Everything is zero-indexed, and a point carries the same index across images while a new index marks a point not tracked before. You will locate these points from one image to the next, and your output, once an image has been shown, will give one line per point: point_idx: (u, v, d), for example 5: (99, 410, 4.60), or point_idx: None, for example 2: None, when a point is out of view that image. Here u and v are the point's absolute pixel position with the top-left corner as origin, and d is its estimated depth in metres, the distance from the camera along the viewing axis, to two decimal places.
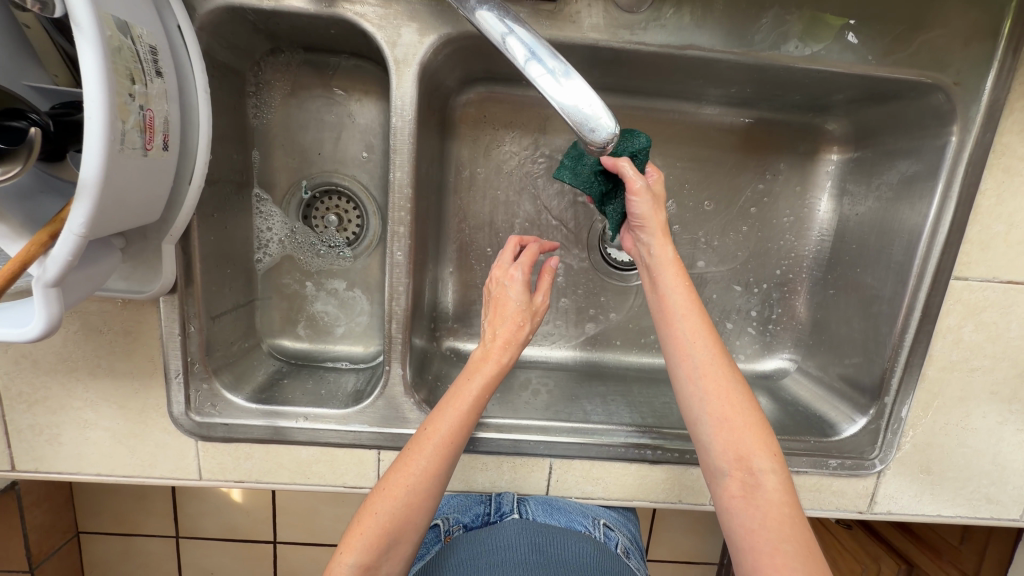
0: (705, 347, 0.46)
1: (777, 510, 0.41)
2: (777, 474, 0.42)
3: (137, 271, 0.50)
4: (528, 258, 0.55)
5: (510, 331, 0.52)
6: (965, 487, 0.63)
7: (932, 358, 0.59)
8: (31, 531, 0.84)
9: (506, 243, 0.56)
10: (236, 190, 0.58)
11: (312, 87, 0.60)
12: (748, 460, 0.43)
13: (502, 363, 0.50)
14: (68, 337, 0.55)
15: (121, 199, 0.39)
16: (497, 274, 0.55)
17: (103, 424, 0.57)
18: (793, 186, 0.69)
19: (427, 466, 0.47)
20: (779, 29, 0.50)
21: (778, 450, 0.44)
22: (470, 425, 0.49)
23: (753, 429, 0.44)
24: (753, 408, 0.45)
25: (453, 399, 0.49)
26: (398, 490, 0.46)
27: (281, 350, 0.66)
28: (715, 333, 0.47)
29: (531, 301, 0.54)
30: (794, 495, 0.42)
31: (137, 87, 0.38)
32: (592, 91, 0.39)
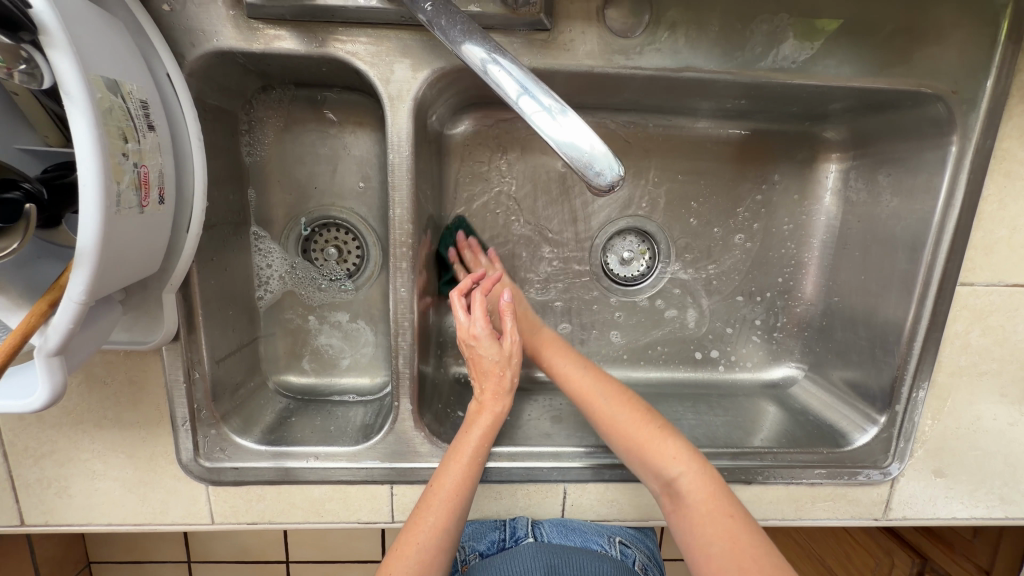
0: (588, 398, 0.55)
1: (697, 514, 0.48)
2: (686, 476, 0.50)
3: (138, 322, 0.50)
4: (480, 309, 0.55)
5: (495, 383, 0.56)
6: (979, 489, 0.63)
7: (940, 363, 0.59)
8: (42, 565, 0.84)
9: (453, 301, 0.56)
10: (234, 230, 0.58)
11: (305, 121, 0.60)
12: (660, 475, 0.51)
13: (497, 414, 0.55)
14: (72, 390, 0.54)
15: (120, 259, 0.39)
16: (461, 334, 0.56)
17: (112, 473, 0.56)
18: (793, 194, 0.69)
19: (434, 522, 0.49)
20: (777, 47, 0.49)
21: (679, 452, 0.51)
22: (472, 477, 0.52)
23: (653, 446, 0.51)
24: (645, 423, 0.52)
25: (453, 457, 0.53)
26: (409, 549, 0.48)
27: (288, 386, 0.65)
28: (598, 377, 0.56)
29: (502, 348, 0.55)
30: (712, 493, 0.49)
31: (130, 145, 0.38)
32: (592, 129, 0.35)
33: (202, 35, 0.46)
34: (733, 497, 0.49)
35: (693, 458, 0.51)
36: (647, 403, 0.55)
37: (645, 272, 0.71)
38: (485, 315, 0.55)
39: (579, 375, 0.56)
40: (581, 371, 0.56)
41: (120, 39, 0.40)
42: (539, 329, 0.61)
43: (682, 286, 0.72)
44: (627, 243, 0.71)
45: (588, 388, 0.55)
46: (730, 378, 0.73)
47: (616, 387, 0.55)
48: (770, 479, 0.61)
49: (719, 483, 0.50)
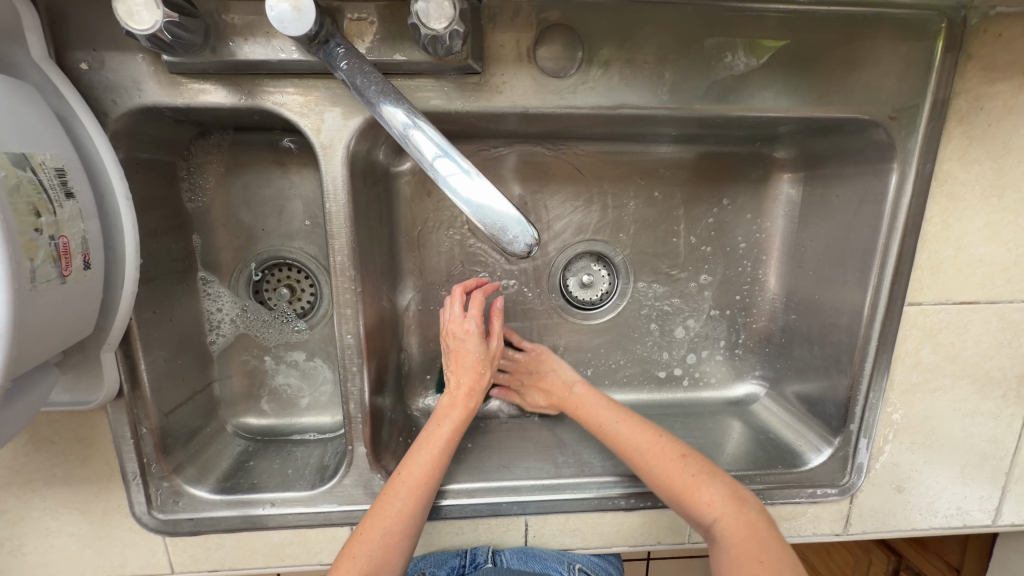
0: (624, 451, 0.56)
1: (728, 556, 0.48)
2: (722, 522, 0.50)
3: (79, 381, 0.49)
4: (478, 308, 0.58)
5: (472, 380, 0.57)
6: (936, 500, 0.64)
7: (894, 382, 0.59)
8: None
9: (453, 295, 0.58)
10: (179, 279, 0.57)
11: (248, 163, 0.59)
12: (698, 520, 0.52)
13: (469, 410, 0.55)
14: (19, 450, 0.53)
15: (39, 333, 0.38)
16: (451, 328, 0.58)
17: (67, 530, 0.56)
18: (746, 214, 0.70)
19: (402, 507, 0.49)
20: (711, 81, 0.49)
21: (714, 497, 0.51)
22: (442, 468, 0.52)
23: (684, 491, 0.52)
24: (679, 470, 0.53)
25: (425, 443, 0.53)
26: (375, 531, 0.48)
27: (247, 428, 0.65)
28: (630, 424, 0.57)
29: (488, 348, 0.58)
30: (747, 536, 0.48)
31: (44, 219, 0.37)
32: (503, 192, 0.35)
33: (125, 92, 0.45)
34: (773, 539, 0.48)
35: (729, 503, 0.50)
36: (685, 448, 0.55)
37: (605, 295, 0.71)
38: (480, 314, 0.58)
39: (615, 431, 0.57)
40: (616, 425, 0.57)
41: (32, 107, 0.39)
42: (570, 391, 0.62)
43: (642, 308, 0.71)
44: (585, 266, 0.71)
45: (623, 441, 0.56)
46: (694, 396, 0.73)
47: (651, 434, 0.56)
48: None
49: (758, 524, 0.49)
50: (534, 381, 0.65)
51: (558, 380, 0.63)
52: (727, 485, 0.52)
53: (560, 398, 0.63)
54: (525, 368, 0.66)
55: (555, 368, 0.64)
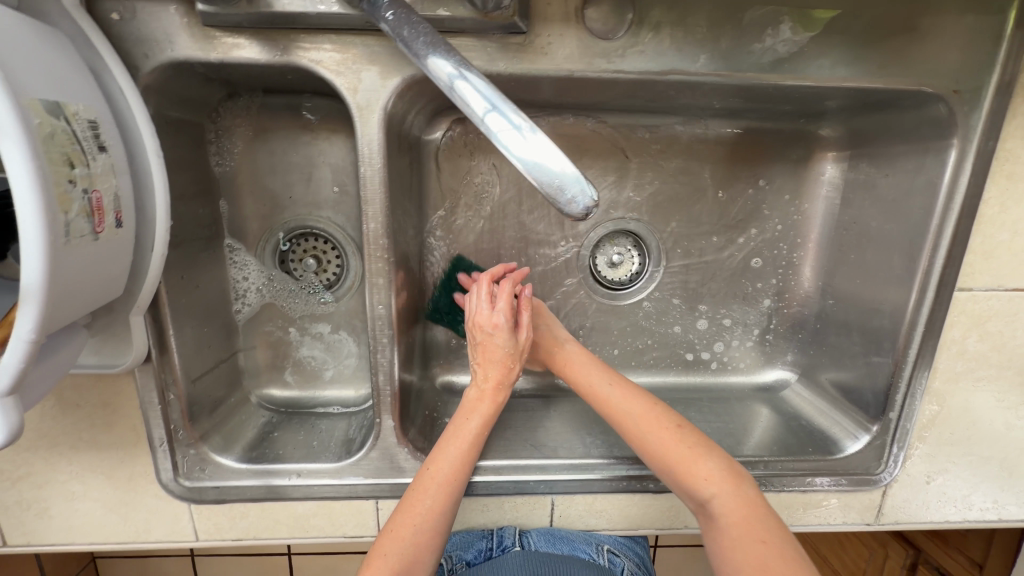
0: (614, 417, 0.53)
1: (729, 538, 0.45)
2: (720, 497, 0.47)
3: (108, 345, 0.48)
4: (507, 300, 0.56)
5: (500, 374, 0.55)
6: (973, 492, 0.62)
7: (937, 370, 0.57)
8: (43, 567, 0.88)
9: (480, 287, 0.57)
10: (206, 245, 0.56)
11: (275, 129, 0.57)
12: (692, 494, 0.49)
13: (498, 404, 0.54)
14: (45, 413, 0.53)
15: (73, 290, 0.37)
16: (478, 321, 0.56)
17: (93, 494, 0.56)
18: (785, 195, 0.67)
19: (432, 505, 0.48)
20: (766, 48, 0.47)
21: (712, 473, 0.48)
22: (471, 463, 0.51)
23: (683, 464, 0.49)
24: (674, 440, 0.50)
25: (453, 436, 0.52)
26: (406, 530, 0.47)
27: (271, 399, 0.64)
28: (627, 389, 0.54)
29: (518, 342, 0.56)
30: (747, 515, 0.46)
31: (77, 170, 0.36)
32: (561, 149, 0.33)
33: (157, 44, 0.43)
34: (774, 519, 0.46)
35: (726, 479, 0.48)
36: (678, 419, 0.52)
37: (635, 275, 0.70)
38: (510, 307, 0.56)
39: (606, 393, 0.54)
40: (606, 388, 0.54)
41: (64, 56, 0.37)
42: (561, 346, 0.59)
43: (674, 290, 0.70)
44: (616, 246, 0.69)
45: (613, 405, 0.53)
46: (722, 380, 0.72)
47: (643, 402, 0.53)
48: (763, 488, 0.60)
49: (756, 502, 0.47)
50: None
51: (549, 334, 0.61)
52: (725, 460, 0.50)
53: (546, 351, 0.60)
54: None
55: (547, 325, 0.62)
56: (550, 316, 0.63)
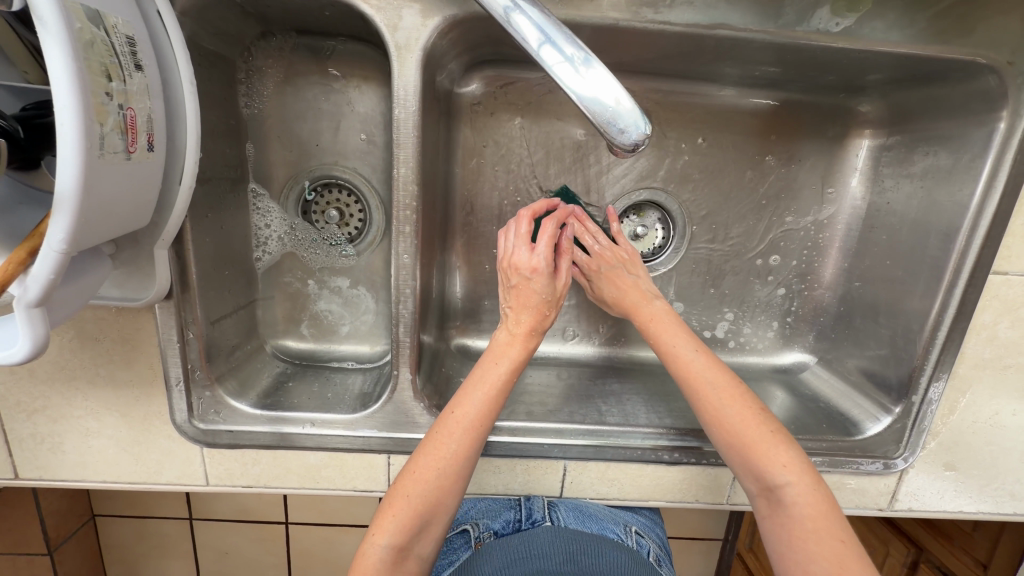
0: (693, 386, 0.49)
1: (802, 529, 0.43)
2: (795, 487, 0.45)
3: (130, 278, 0.47)
4: (547, 242, 0.53)
5: (533, 321, 0.52)
6: (990, 483, 0.61)
7: (964, 355, 0.56)
8: (48, 516, 0.89)
9: (521, 221, 0.53)
10: (231, 187, 0.55)
11: (307, 74, 0.56)
12: (762, 477, 0.46)
13: (529, 350, 0.51)
14: (64, 345, 0.52)
15: (104, 209, 0.36)
16: (516, 265, 0.53)
17: (107, 432, 0.56)
18: (818, 173, 0.66)
19: (457, 448, 0.47)
20: (819, 18, 0.48)
21: (792, 461, 0.46)
22: (497, 410, 0.49)
23: (762, 447, 0.46)
24: (756, 423, 0.47)
25: (479, 382, 0.49)
26: (430, 472, 0.46)
27: (285, 350, 0.63)
28: (718, 364, 0.50)
29: (556, 287, 0.53)
30: (822, 511, 0.44)
31: (114, 84, 0.35)
32: (617, 81, 0.35)
33: None
34: (845, 520, 0.44)
35: (806, 472, 0.45)
36: (762, 402, 0.49)
37: (658, 248, 0.68)
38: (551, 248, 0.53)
39: (688, 360, 0.50)
40: (691, 355, 0.50)
41: None
42: (649, 303, 0.55)
43: (697, 265, 0.69)
44: (640, 218, 0.68)
45: (697, 374, 0.49)
46: (740, 360, 0.71)
47: (729, 377, 0.50)
48: None
49: (831, 499, 0.45)
50: (611, 275, 0.58)
51: (638, 288, 0.56)
52: (803, 453, 0.47)
53: (633, 304, 0.56)
54: (604, 255, 0.58)
55: (637, 276, 0.57)
56: (643, 269, 0.59)
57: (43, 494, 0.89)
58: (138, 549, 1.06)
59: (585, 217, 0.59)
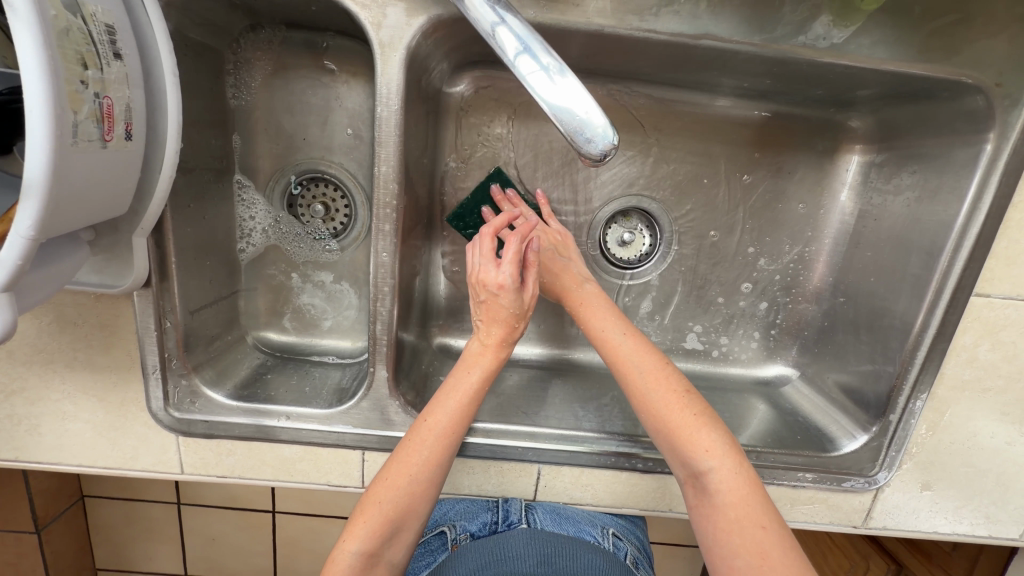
0: (620, 368, 0.49)
1: (726, 520, 0.44)
2: (719, 473, 0.45)
3: (109, 264, 0.48)
4: (513, 257, 0.50)
5: (504, 333, 0.52)
6: (966, 504, 0.61)
7: (943, 376, 0.56)
8: (37, 496, 0.90)
9: (484, 239, 0.53)
10: (215, 178, 0.55)
11: (296, 67, 0.56)
12: (688, 463, 0.46)
13: (501, 360, 0.52)
14: (43, 329, 0.53)
15: (77, 196, 0.36)
16: (483, 280, 0.51)
17: (84, 416, 0.56)
18: (807, 187, 0.66)
19: (428, 457, 0.48)
20: (808, 32, 0.47)
21: (713, 445, 0.45)
22: (469, 416, 0.50)
23: (685, 430, 0.46)
24: (680, 406, 0.47)
25: (451, 391, 0.50)
26: (400, 479, 0.47)
27: (267, 342, 0.64)
28: (649, 347, 0.50)
29: (523, 301, 0.52)
30: (744, 496, 0.44)
31: (90, 72, 0.35)
32: (590, 93, 0.35)
33: None
34: (770, 503, 0.44)
35: (729, 455, 0.45)
36: (688, 383, 0.49)
37: (645, 255, 0.68)
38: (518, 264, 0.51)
39: (616, 344, 0.50)
40: (619, 337, 0.50)
41: None
42: (580, 286, 0.55)
43: (682, 273, 0.68)
44: (627, 224, 0.67)
45: (624, 357, 0.49)
46: (722, 371, 0.71)
47: (655, 359, 0.49)
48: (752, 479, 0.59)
49: (755, 483, 0.45)
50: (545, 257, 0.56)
51: (569, 271, 0.56)
52: (729, 436, 0.47)
53: (565, 287, 0.55)
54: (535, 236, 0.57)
55: (569, 258, 0.57)
56: (574, 252, 0.58)
57: (32, 474, 0.90)
58: (125, 532, 1.07)
59: (519, 201, 0.60)
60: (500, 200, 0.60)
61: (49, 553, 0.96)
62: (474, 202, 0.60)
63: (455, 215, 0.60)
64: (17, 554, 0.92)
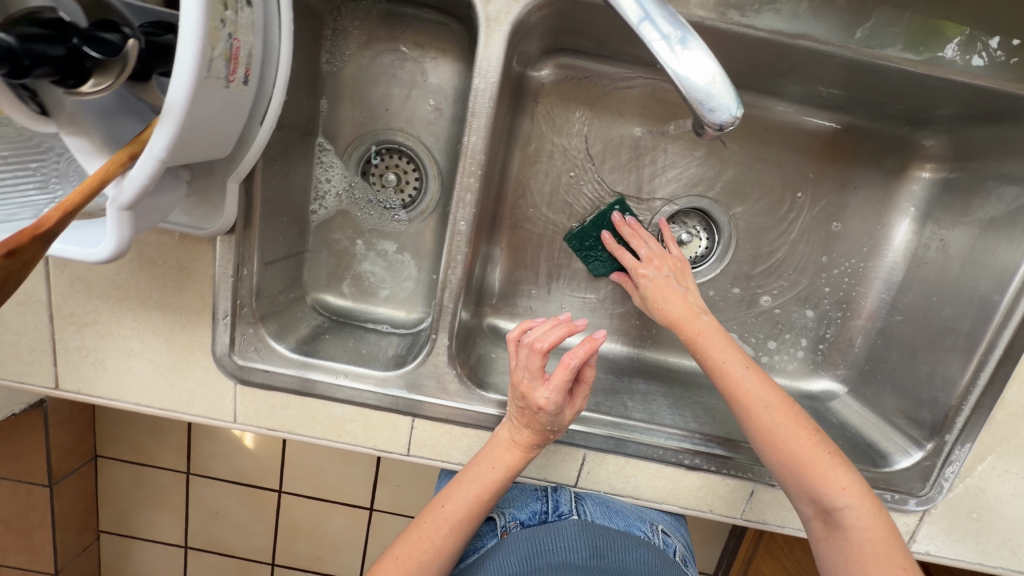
0: (745, 405, 0.48)
1: (862, 552, 0.44)
2: (856, 511, 0.45)
3: (200, 207, 0.49)
4: (562, 383, 0.49)
5: (537, 438, 0.53)
6: (1015, 539, 0.59)
7: (1004, 401, 0.56)
8: (53, 449, 0.92)
9: (535, 355, 0.49)
10: (302, 137, 0.57)
11: (390, 38, 0.58)
12: (820, 500, 0.46)
13: (527, 460, 0.53)
14: (123, 265, 0.54)
15: (200, 132, 0.38)
16: (523, 392, 0.50)
17: (148, 355, 0.57)
18: (871, 204, 0.66)
19: (441, 546, 0.51)
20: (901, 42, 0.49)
21: (851, 484, 0.46)
22: (486, 506, 0.52)
23: (822, 466, 0.46)
24: (812, 444, 0.47)
25: (471, 481, 0.52)
26: (410, 563, 0.50)
27: (325, 305, 0.65)
28: (772, 383, 0.49)
29: (561, 418, 0.52)
30: (882, 533, 0.44)
31: (228, 13, 0.37)
32: (713, 61, 0.36)
33: None
34: (902, 542, 0.45)
35: (867, 495, 0.46)
36: (814, 422, 0.49)
37: (701, 257, 0.69)
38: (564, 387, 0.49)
39: (740, 378, 0.49)
40: (742, 372, 0.49)
41: None
42: (696, 317, 0.53)
43: (737, 278, 0.69)
44: (686, 225, 0.68)
45: (749, 392, 0.48)
46: None
47: (779, 396, 0.49)
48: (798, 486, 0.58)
49: (890, 523, 0.45)
50: (659, 283, 0.57)
51: (686, 300, 0.55)
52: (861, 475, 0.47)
53: (680, 317, 0.54)
54: (654, 259, 0.59)
55: (686, 288, 0.57)
56: (691, 279, 0.59)
57: (55, 427, 0.92)
58: (132, 497, 1.08)
59: (639, 226, 0.63)
60: (619, 225, 0.63)
61: (57, 509, 0.97)
62: (598, 223, 0.65)
63: (577, 233, 0.65)
64: (26, 507, 0.94)
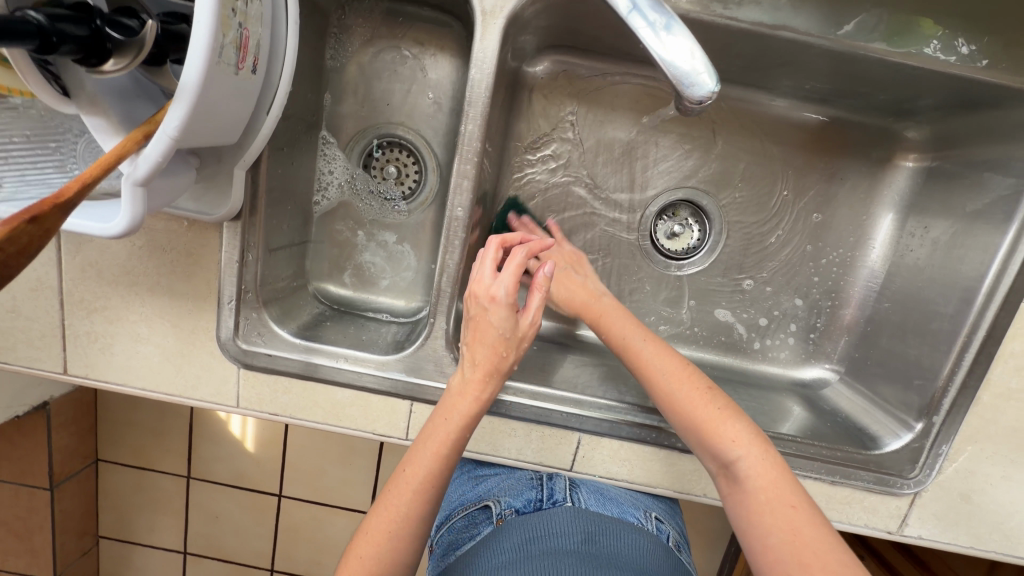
0: (645, 373, 0.52)
1: (757, 501, 0.45)
2: (747, 460, 0.46)
3: (208, 194, 0.51)
4: (513, 270, 0.50)
5: (491, 360, 0.50)
6: (1005, 522, 0.60)
7: (989, 382, 0.57)
8: (54, 452, 0.94)
9: (489, 246, 0.52)
10: (306, 129, 0.60)
11: (391, 36, 0.61)
12: (717, 454, 0.48)
13: (481, 400, 0.49)
14: (133, 251, 0.56)
15: (211, 115, 0.40)
16: (477, 291, 0.51)
17: (155, 340, 0.59)
18: (857, 194, 0.68)
19: (408, 512, 0.46)
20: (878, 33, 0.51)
21: (740, 436, 0.47)
22: (451, 465, 0.48)
23: (716, 421, 0.49)
24: (704, 402, 0.50)
25: (428, 439, 0.48)
26: (381, 535, 0.46)
27: (326, 295, 0.66)
28: (671, 351, 0.53)
29: (517, 328, 0.51)
30: (773, 478, 0.45)
31: (238, 4, 0.39)
32: (693, 45, 0.39)
33: None
34: (799, 485, 0.46)
35: (755, 442, 0.47)
36: (711, 381, 0.51)
37: (693, 248, 0.70)
38: (515, 278, 0.50)
39: (638, 349, 0.53)
40: (640, 344, 0.53)
41: None
42: (597, 299, 0.58)
43: (729, 268, 0.70)
44: (677, 217, 0.70)
45: (647, 361, 0.52)
46: (761, 369, 0.71)
47: (677, 362, 0.52)
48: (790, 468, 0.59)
49: (782, 467, 0.46)
50: (560, 277, 0.61)
51: (585, 288, 0.60)
52: (754, 427, 0.49)
53: (583, 301, 0.58)
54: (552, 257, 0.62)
55: (584, 274, 0.61)
56: (588, 266, 0.63)
57: (58, 431, 0.94)
58: (132, 501, 1.08)
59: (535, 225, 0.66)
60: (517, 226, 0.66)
61: (58, 512, 0.98)
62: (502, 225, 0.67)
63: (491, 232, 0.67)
64: (28, 509, 0.96)
